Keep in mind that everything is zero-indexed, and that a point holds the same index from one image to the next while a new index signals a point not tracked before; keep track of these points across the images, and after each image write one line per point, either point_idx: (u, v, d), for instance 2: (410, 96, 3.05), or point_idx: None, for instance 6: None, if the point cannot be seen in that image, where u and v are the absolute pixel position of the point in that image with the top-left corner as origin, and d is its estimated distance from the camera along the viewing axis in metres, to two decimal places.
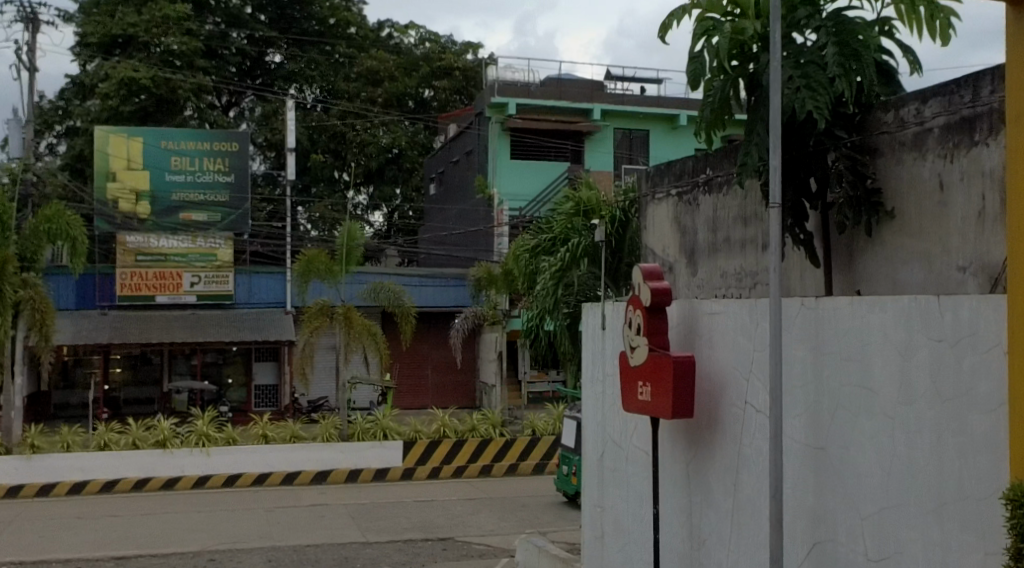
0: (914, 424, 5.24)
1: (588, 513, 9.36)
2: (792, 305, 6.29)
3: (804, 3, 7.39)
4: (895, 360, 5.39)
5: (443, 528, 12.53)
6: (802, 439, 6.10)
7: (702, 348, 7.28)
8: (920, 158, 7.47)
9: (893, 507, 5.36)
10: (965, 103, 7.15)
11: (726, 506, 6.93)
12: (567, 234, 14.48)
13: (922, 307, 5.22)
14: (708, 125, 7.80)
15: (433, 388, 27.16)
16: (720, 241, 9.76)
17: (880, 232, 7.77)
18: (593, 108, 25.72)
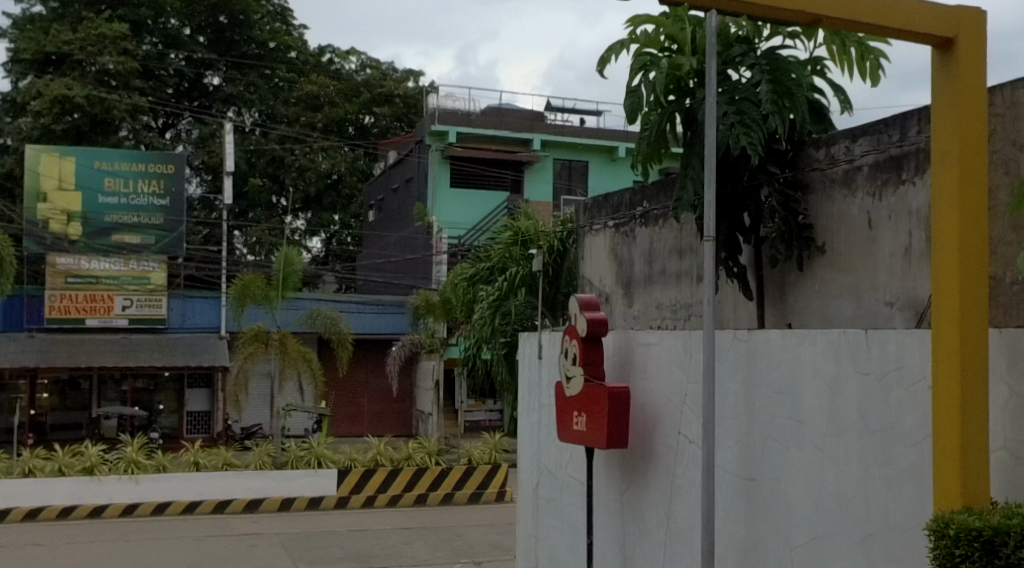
0: (841, 455, 5.35)
1: (522, 542, 9.36)
2: (725, 338, 6.40)
3: (740, 41, 7.58)
4: (824, 393, 5.50)
5: (377, 557, 12.42)
6: (734, 470, 6.19)
7: (637, 379, 7.35)
8: (850, 195, 7.62)
9: (822, 537, 5.44)
10: (893, 142, 7.32)
11: (659, 536, 6.98)
12: (505, 263, 14.50)
13: (850, 340, 5.35)
14: (645, 158, 7.94)
15: (369, 416, 26.95)
16: (655, 273, 9.86)
17: (812, 266, 7.90)
18: (533, 138, 25.96)
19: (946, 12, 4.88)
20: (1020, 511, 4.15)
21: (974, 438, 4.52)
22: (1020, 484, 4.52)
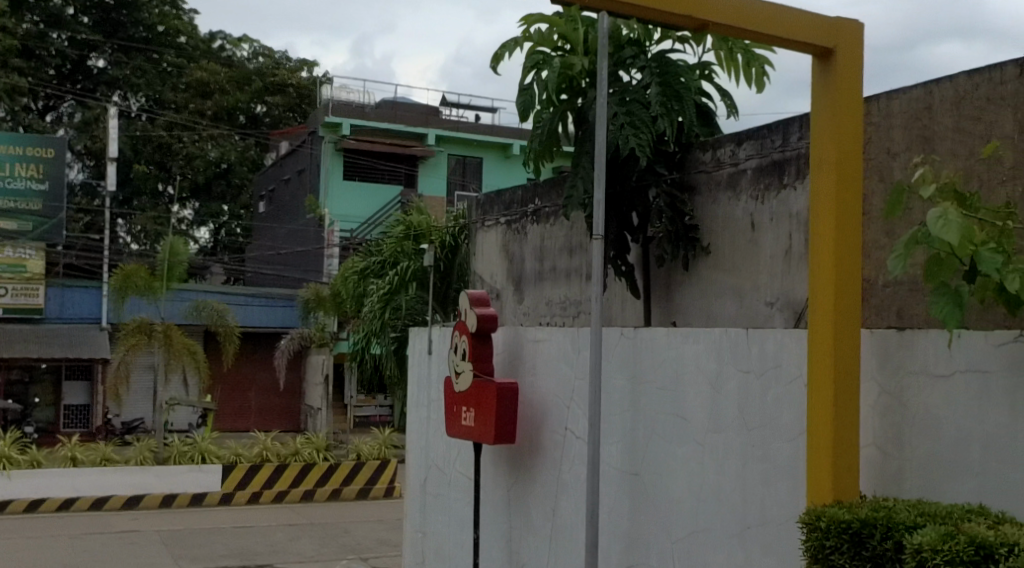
0: (720, 450, 5.50)
1: (409, 537, 9.34)
2: (612, 335, 6.50)
3: (631, 43, 7.69)
4: (706, 391, 5.64)
5: (261, 554, 12.25)
6: (619, 465, 6.29)
7: (525, 376, 7.41)
8: (734, 198, 7.72)
9: (702, 531, 5.58)
10: (776, 147, 7.42)
11: (544, 531, 7.06)
12: (396, 258, 14.27)
13: (731, 338, 5.49)
14: (537, 155, 8.01)
15: (256, 411, 26.55)
16: (545, 270, 9.94)
17: (697, 266, 8.01)
18: (428, 132, 25.80)
19: (825, 23, 5.02)
20: (887, 504, 4.32)
21: (845, 435, 4.68)
22: (888, 480, 4.69)
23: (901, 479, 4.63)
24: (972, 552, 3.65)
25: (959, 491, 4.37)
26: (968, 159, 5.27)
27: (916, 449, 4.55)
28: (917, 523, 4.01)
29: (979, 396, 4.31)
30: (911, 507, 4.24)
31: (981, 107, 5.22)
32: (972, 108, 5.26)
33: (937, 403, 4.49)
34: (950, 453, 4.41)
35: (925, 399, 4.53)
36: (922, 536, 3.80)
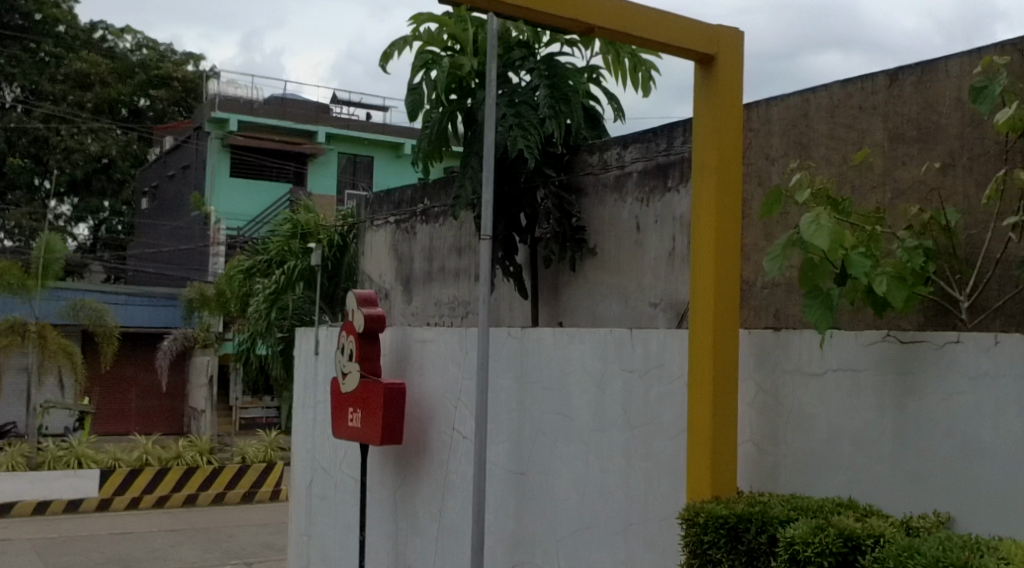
0: (605, 450, 5.58)
1: (294, 540, 9.24)
2: (499, 334, 6.53)
3: (520, 45, 7.72)
4: (591, 391, 5.71)
5: (141, 561, 11.94)
6: (505, 463, 6.33)
7: (413, 375, 7.38)
8: (620, 200, 7.56)
9: (586, 529, 5.65)
10: (660, 151, 7.26)
11: (431, 531, 7.06)
12: (283, 257, 14.18)
13: (616, 338, 5.58)
14: (426, 155, 7.97)
15: (137, 413, 25.90)
16: (434, 270, 9.93)
17: (584, 267, 7.87)
18: (318, 130, 25.44)
19: (707, 30, 5.12)
20: (762, 499, 4.44)
21: (724, 431, 4.80)
22: (764, 476, 4.83)
23: (777, 474, 4.78)
24: (841, 544, 3.80)
25: (829, 485, 4.53)
26: (840, 166, 5.30)
27: (790, 445, 4.71)
28: (790, 517, 4.14)
29: (850, 392, 4.46)
30: (785, 501, 4.37)
31: (853, 115, 5.25)
32: (845, 116, 5.29)
33: (810, 401, 4.64)
34: (823, 450, 4.56)
35: (799, 397, 4.69)
36: (795, 529, 3.92)
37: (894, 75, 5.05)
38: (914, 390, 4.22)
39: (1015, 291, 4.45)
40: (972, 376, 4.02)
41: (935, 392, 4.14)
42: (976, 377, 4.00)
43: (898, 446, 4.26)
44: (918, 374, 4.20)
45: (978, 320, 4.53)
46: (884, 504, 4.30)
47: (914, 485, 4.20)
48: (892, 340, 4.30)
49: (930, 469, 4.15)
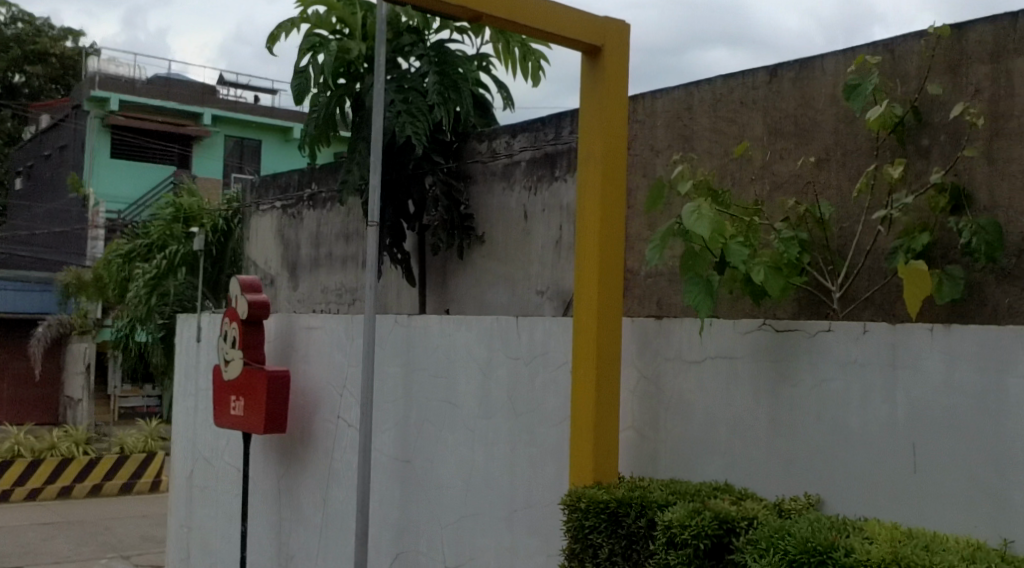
0: (490, 437, 5.60)
1: (173, 531, 9.03)
2: (385, 322, 6.49)
3: (410, 30, 7.67)
4: (477, 378, 5.73)
5: (11, 556, 11.52)
6: (390, 452, 6.31)
7: (299, 363, 7.29)
8: (508, 188, 7.44)
9: (471, 516, 5.68)
10: (548, 140, 7.13)
11: (315, 522, 6.99)
12: (165, 242, 13.91)
13: (502, 325, 5.60)
14: (312, 140, 7.86)
15: (8, 403, 24.96)
16: (321, 256, 9.80)
17: (471, 255, 7.73)
18: (204, 112, 24.89)
19: (594, 21, 5.17)
20: (642, 484, 4.53)
21: (606, 418, 4.89)
22: (644, 462, 4.93)
23: (656, 459, 4.88)
24: (716, 526, 3.91)
25: (707, 471, 4.64)
26: (722, 158, 5.39)
27: (670, 431, 4.82)
28: (668, 501, 4.22)
29: (727, 379, 4.58)
30: (664, 486, 4.46)
31: (735, 109, 5.34)
32: (727, 110, 5.38)
33: (690, 388, 4.75)
34: (700, 436, 4.69)
35: (679, 384, 4.80)
36: (673, 513, 4.03)
37: (774, 71, 5.17)
38: (787, 376, 4.35)
39: (883, 281, 4.61)
40: (843, 363, 4.16)
41: (808, 378, 4.27)
42: (846, 364, 4.15)
43: (772, 431, 4.40)
44: (792, 362, 4.34)
45: (849, 310, 4.71)
46: (758, 488, 4.43)
47: (787, 470, 4.34)
48: (767, 328, 4.43)
49: (801, 453, 4.29)
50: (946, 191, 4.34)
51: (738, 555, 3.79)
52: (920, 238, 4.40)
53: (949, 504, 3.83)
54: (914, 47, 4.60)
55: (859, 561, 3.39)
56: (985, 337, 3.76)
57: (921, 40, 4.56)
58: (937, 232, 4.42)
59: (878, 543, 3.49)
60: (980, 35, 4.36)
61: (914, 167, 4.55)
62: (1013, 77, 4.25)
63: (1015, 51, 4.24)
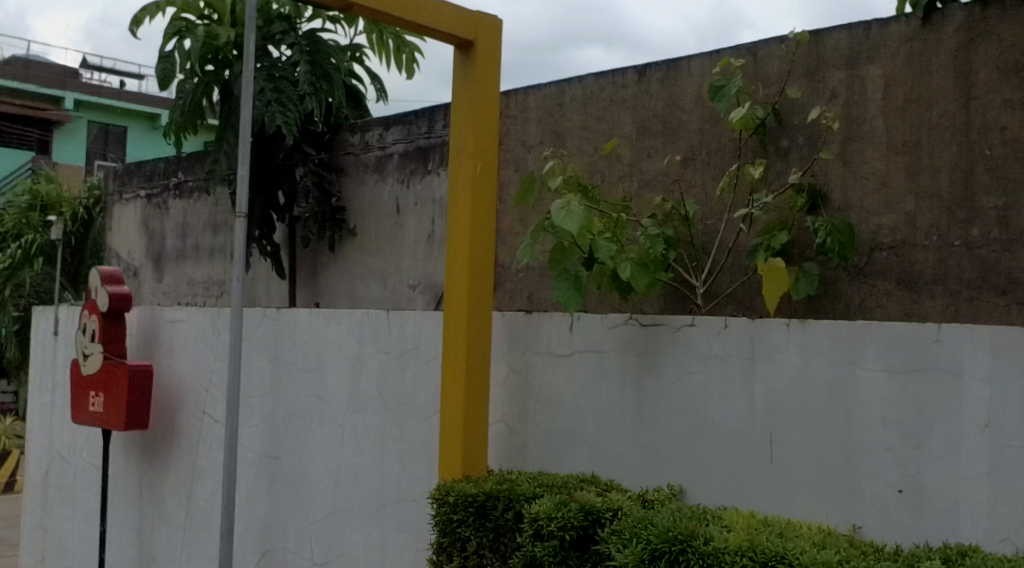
0: (360, 431, 5.57)
1: (27, 533, 8.68)
2: (253, 315, 6.36)
3: (281, 18, 7.51)
4: (346, 373, 5.68)
5: None
6: (257, 448, 6.21)
7: (162, 357, 7.10)
8: (380, 181, 7.27)
9: (339, 512, 5.64)
10: (421, 133, 6.99)
11: (178, 521, 6.82)
12: (19, 231, 13.41)
13: (372, 320, 5.56)
14: (178, 128, 7.65)
15: None
16: (187, 248, 9.55)
17: (343, 249, 7.50)
18: (65, 95, 23.12)
19: (466, 15, 5.15)
20: (510, 477, 4.57)
21: (475, 412, 4.92)
22: (512, 454, 4.99)
23: (524, 452, 4.94)
24: (582, 518, 3.97)
25: (575, 463, 4.72)
26: (591, 156, 5.46)
27: (539, 425, 4.88)
28: (535, 494, 4.26)
29: (594, 372, 4.66)
30: (531, 479, 4.51)
31: (605, 107, 5.40)
32: (597, 107, 5.43)
33: (558, 380, 4.81)
34: (568, 428, 4.76)
35: (547, 377, 4.86)
36: (539, 506, 4.08)
37: (642, 71, 5.24)
38: (653, 370, 4.45)
39: (744, 278, 4.77)
40: (705, 356, 4.28)
41: (671, 371, 4.38)
42: (708, 357, 4.27)
43: (637, 422, 4.49)
44: (657, 356, 4.44)
45: (711, 305, 4.85)
46: (624, 480, 4.52)
47: (651, 461, 4.43)
48: (633, 322, 4.52)
49: (665, 444, 4.39)
50: (804, 192, 4.49)
51: (602, 545, 3.87)
52: (778, 237, 4.55)
53: (802, 492, 3.97)
54: (775, 51, 4.75)
55: (717, 549, 3.50)
56: (837, 331, 3.91)
57: (783, 45, 4.71)
58: (795, 231, 4.58)
59: (735, 531, 3.61)
60: (837, 42, 4.52)
61: (774, 168, 4.70)
62: (867, 84, 4.42)
63: (869, 58, 4.42)
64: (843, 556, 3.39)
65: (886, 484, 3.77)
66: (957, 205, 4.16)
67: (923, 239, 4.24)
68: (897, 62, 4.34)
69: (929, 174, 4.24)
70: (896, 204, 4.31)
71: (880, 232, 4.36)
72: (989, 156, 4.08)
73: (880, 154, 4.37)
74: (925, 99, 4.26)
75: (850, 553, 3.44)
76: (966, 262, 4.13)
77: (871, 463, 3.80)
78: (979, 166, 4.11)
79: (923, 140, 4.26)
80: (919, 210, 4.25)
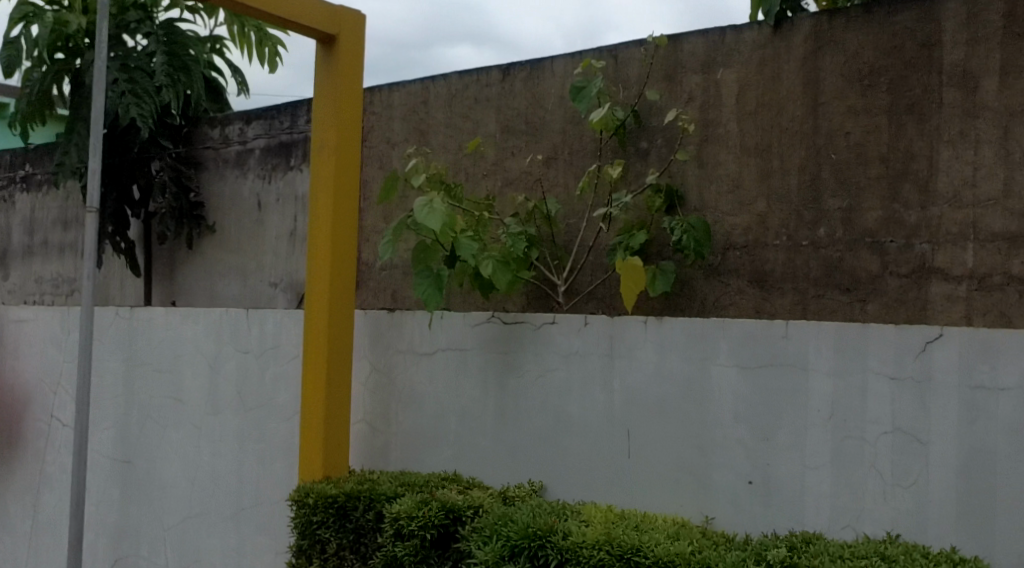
0: (217, 434, 5.45)
1: None
2: (105, 315, 6.13)
3: (135, 6, 7.14)
4: (203, 373, 5.54)
5: None
6: (109, 452, 6.02)
7: (7, 358, 6.76)
8: (241, 176, 7.01)
9: (195, 515, 5.53)
10: (283, 128, 6.80)
11: (23, 529, 6.55)
12: None
13: (231, 320, 5.43)
14: (25, 117, 7.36)
15: None
16: (35, 244, 9.14)
17: (202, 246, 7.21)
18: None
19: (329, 10, 5.04)
20: (371, 477, 4.53)
21: (335, 411, 4.87)
22: (374, 453, 4.96)
23: (386, 452, 4.92)
24: (443, 516, 3.98)
25: (437, 462, 4.72)
26: (455, 154, 5.45)
27: (401, 424, 4.87)
28: (397, 493, 4.25)
29: (456, 370, 4.67)
30: (393, 478, 4.48)
31: (469, 106, 5.40)
32: (461, 106, 5.42)
33: (420, 379, 4.80)
34: (430, 427, 4.75)
35: (410, 375, 4.85)
36: (400, 505, 4.06)
37: (506, 70, 5.26)
38: (514, 367, 4.49)
39: (604, 276, 4.84)
40: (565, 353, 4.34)
41: (532, 368, 4.43)
42: (569, 354, 4.33)
43: (498, 419, 4.52)
44: (518, 353, 4.47)
45: (573, 303, 4.93)
46: (485, 477, 4.55)
47: (512, 458, 4.47)
48: (495, 321, 4.54)
49: (526, 441, 4.43)
50: (661, 192, 4.61)
51: (463, 543, 3.89)
52: (637, 236, 4.65)
53: (658, 486, 4.06)
54: (634, 54, 4.83)
55: (575, 543, 3.55)
56: (692, 328, 4.02)
57: (642, 48, 4.79)
58: (653, 230, 4.69)
59: (593, 526, 3.67)
60: (693, 47, 4.64)
61: (633, 168, 4.80)
62: (722, 89, 4.55)
63: (723, 63, 4.55)
64: (696, 547, 3.48)
65: (737, 475, 3.89)
66: (805, 207, 4.31)
67: (773, 240, 4.39)
68: (750, 68, 4.48)
69: (779, 176, 4.39)
70: (749, 205, 4.45)
71: (733, 232, 4.49)
72: (835, 160, 4.25)
73: (734, 156, 4.50)
74: (776, 104, 4.40)
75: (702, 543, 3.54)
76: (813, 261, 4.28)
77: (723, 455, 3.92)
78: (826, 169, 4.27)
79: (773, 143, 4.40)
80: (770, 211, 4.40)
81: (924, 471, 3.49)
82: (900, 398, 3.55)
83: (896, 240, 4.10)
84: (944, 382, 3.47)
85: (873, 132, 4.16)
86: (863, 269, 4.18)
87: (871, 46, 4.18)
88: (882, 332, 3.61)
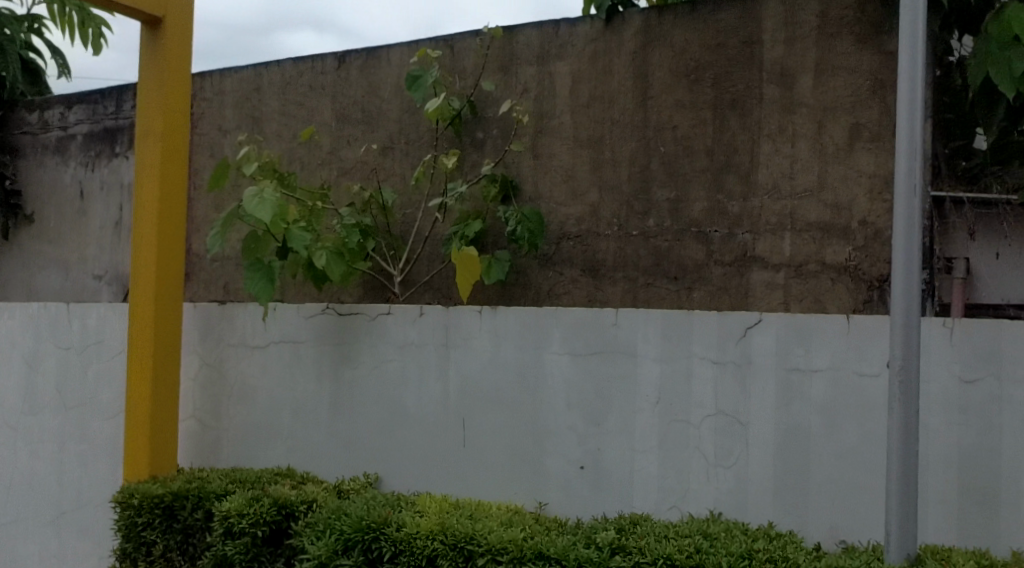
0: (35, 434, 5.20)
1: None
2: None
3: None
4: (21, 370, 5.27)
5: None
6: None
7: None
8: (61, 164, 6.65)
9: (14, 520, 5.28)
10: (107, 114, 6.49)
11: None
12: None
13: (49, 314, 5.16)
14: None
15: None
16: None
17: (18, 237, 6.81)
18: None
19: None
20: (200, 475, 4.41)
21: (162, 409, 4.71)
22: (204, 450, 4.83)
23: (217, 449, 4.79)
24: (275, 513, 3.91)
25: (270, 457, 4.63)
26: (289, 142, 5.34)
27: (232, 419, 4.75)
28: (227, 491, 4.15)
29: (290, 363, 4.59)
30: (223, 475, 4.37)
31: (303, 94, 5.30)
32: (296, 94, 5.31)
33: (252, 372, 4.70)
34: (263, 421, 4.66)
35: (242, 368, 4.74)
36: (230, 502, 3.96)
37: (341, 58, 5.18)
38: (348, 359, 4.44)
39: (440, 267, 4.84)
40: (401, 344, 4.32)
41: (367, 360, 4.39)
42: (404, 345, 4.31)
43: (332, 411, 4.47)
44: (353, 345, 4.43)
45: (408, 294, 4.91)
46: (320, 471, 4.49)
47: (347, 451, 4.42)
48: (330, 312, 4.48)
49: (361, 433, 4.39)
50: (497, 182, 4.62)
51: (296, 539, 3.84)
52: (472, 226, 4.66)
53: (492, 474, 4.10)
54: (470, 45, 4.83)
55: (409, 535, 3.55)
56: (525, 317, 4.06)
57: (478, 39, 4.80)
58: (488, 221, 4.71)
59: (427, 516, 3.68)
60: (528, 39, 4.68)
61: (468, 159, 4.82)
62: (555, 81, 4.61)
63: (557, 56, 4.61)
64: (528, 533, 3.53)
65: (568, 461, 3.95)
66: (635, 198, 4.42)
67: (605, 230, 4.47)
68: (583, 62, 4.55)
69: (610, 168, 4.48)
70: (581, 196, 4.53)
71: (567, 222, 4.56)
72: (663, 152, 4.36)
73: (567, 148, 4.57)
74: (607, 97, 4.49)
75: (534, 529, 3.59)
76: (643, 250, 4.39)
77: (555, 442, 3.98)
78: (655, 160, 4.38)
79: (605, 135, 4.49)
80: (601, 201, 4.48)
81: (745, 452, 3.63)
82: (722, 382, 3.68)
83: (720, 230, 4.24)
84: (763, 365, 3.62)
85: (699, 125, 4.29)
86: (690, 259, 4.30)
87: (698, 42, 4.30)
88: (706, 319, 3.73)
